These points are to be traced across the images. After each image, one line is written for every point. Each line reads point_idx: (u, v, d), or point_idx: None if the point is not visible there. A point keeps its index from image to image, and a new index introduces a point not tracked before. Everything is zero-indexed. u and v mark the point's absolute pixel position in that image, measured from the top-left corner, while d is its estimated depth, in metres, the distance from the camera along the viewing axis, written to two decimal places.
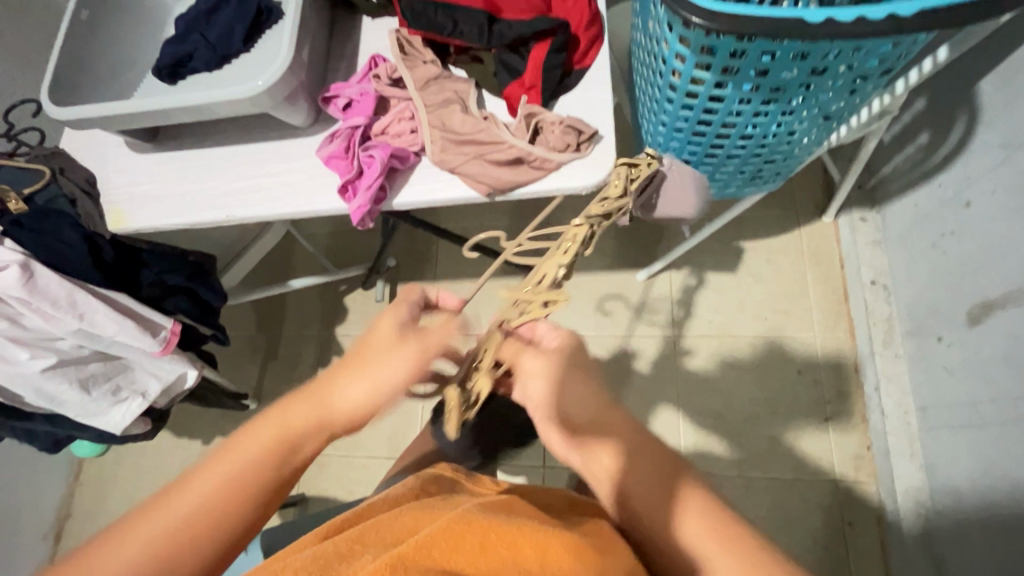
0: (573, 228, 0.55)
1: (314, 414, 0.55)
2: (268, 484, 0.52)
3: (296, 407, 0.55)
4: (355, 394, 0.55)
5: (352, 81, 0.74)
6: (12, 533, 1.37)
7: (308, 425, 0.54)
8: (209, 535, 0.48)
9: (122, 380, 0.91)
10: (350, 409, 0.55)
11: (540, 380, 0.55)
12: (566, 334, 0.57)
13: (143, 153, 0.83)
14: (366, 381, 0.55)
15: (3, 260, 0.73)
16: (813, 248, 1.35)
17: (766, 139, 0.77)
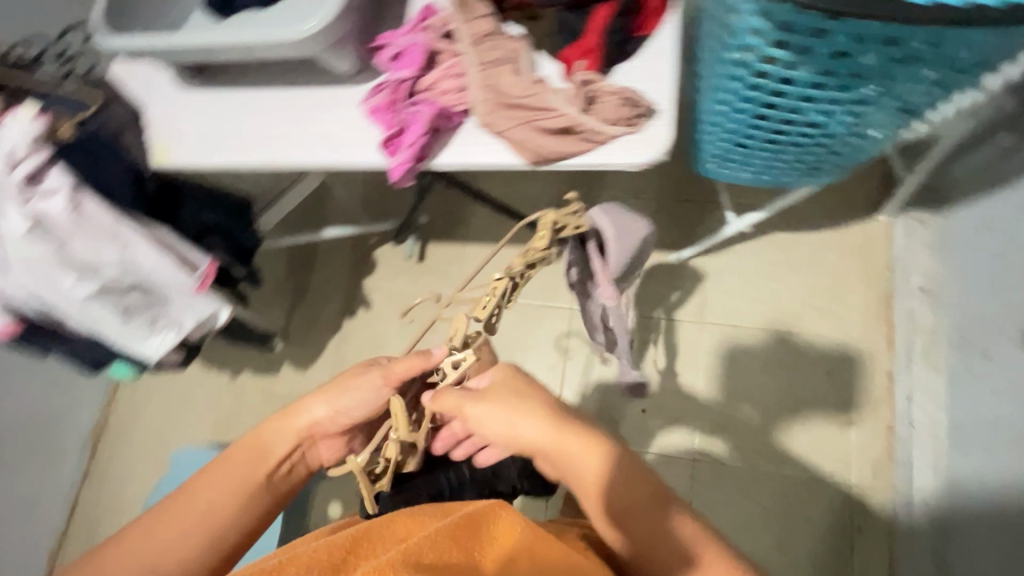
0: (493, 284, 0.59)
1: (288, 437, 0.62)
2: (250, 497, 0.58)
3: (272, 431, 0.62)
4: (321, 413, 0.63)
5: (404, 31, 0.71)
6: (51, 439, 1.47)
7: (283, 445, 0.62)
8: (199, 546, 0.54)
9: (159, 313, 0.93)
10: (319, 429, 0.63)
11: (507, 421, 0.59)
12: (498, 371, 0.62)
13: (187, 88, 0.82)
14: (331, 406, 0.63)
15: (53, 186, 0.74)
16: (860, 247, 1.30)
17: (834, 129, 0.72)
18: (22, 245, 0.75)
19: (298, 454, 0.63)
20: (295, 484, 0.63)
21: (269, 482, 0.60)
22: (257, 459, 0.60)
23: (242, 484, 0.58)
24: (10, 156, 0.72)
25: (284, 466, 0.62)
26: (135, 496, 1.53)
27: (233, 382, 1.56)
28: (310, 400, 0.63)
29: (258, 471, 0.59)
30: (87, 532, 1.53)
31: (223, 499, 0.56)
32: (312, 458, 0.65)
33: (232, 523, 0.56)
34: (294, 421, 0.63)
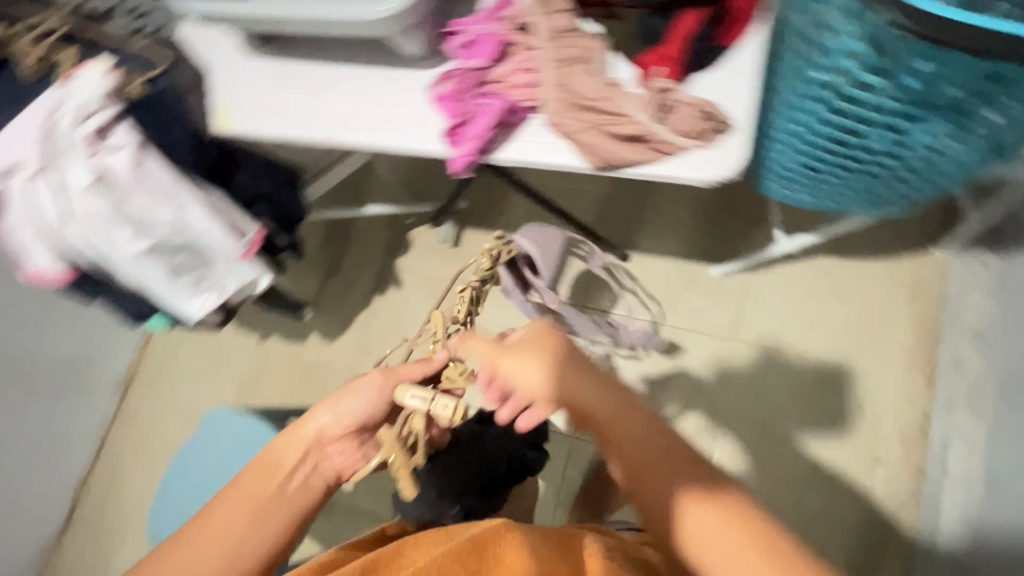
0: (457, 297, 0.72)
1: (297, 449, 0.62)
2: (265, 516, 0.58)
3: (282, 446, 0.62)
4: (327, 421, 0.63)
5: (477, 17, 0.69)
6: (87, 380, 1.53)
7: (293, 459, 0.61)
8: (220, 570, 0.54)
9: (204, 274, 0.94)
10: (329, 436, 0.63)
11: (539, 378, 0.61)
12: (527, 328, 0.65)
13: (253, 56, 0.82)
14: (338, 413, 0.63)
15: (118, 142, 0.76)
16: (911, 281, 1.25)
17: (917, 164, 0.69)
18: (83, 198, 0.77)
19: (310, 465, 0.62)
20: (312, 496, 0.61)
21: (281, 492, 0.59)
22: (268, 471, 0.60)
23: (254, 497, 0.58)
24: (79, 110, 0.74)
25: (297, 476, 0.61)
26: (161, 443, 1.59)
27: (262, 345, 1.60)
28: (316, 410, 0.64)
29: (268, 483, 0.59)
30: (112, 471, 1.59)
31: (239, 519, 0.57)
32: (328, 470, 0.63)
33: (247, 539, 0.56)
34: (300, 432, 0.63)
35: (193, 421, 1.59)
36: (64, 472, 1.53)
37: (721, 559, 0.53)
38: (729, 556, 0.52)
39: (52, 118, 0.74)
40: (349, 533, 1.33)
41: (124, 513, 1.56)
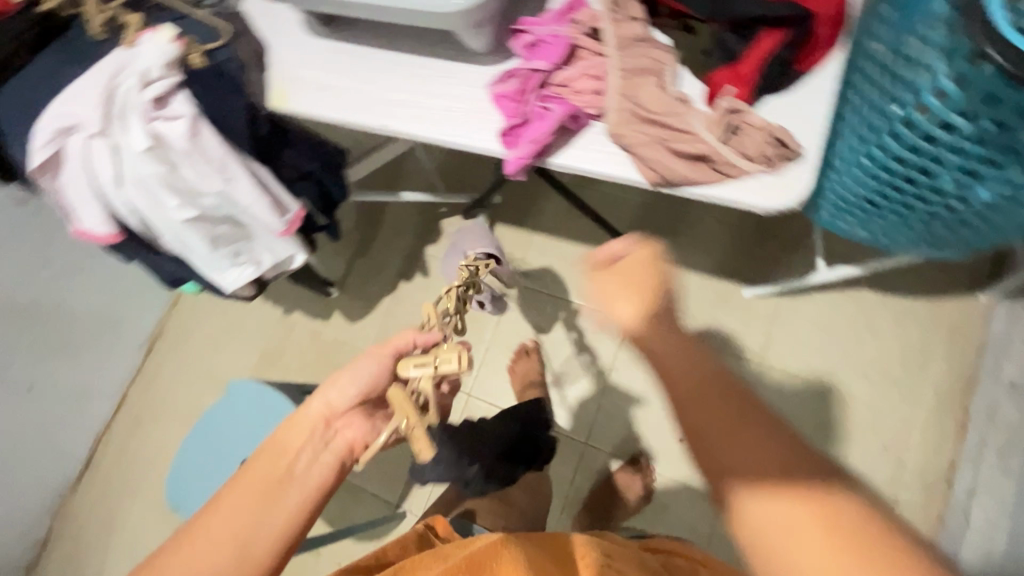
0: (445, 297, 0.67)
1: (309, 428, 0.59)
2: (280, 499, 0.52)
3: (291, 430, 0.58)
4: (333, 398, 0.62)
5: (546, 18, 0.68)
6: (115, 333, 1.57)
7: (305, 437, 0.58)
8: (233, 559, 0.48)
9: (243, 248, 0.96)
10: (342, 411, 0.61)
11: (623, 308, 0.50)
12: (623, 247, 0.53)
13: (314, 36, 0.82)
14: (352, 388, 0.62)
15: (176, 112, 0.77)
16: (951, 324, 1.21)
17: (985, 214, 0.65)
18: (139, 162, 0.78)
19: (322, 442, 0.58)
20: (326, 474, 0.56)
21: (292, 474, 0.54)
22: (276, 456, 0.55)
23: (263, 482, 0.52)
24: (144, 76, 0.75)
25: (305, 457, 0.56)
26: (178, 402, 1.62)
27: (285, 317, 1.62)
28: (322, 390, 0.62)
29: (277, 466, 0.54)
30: (131, 424, 1.64)
31: (250, 506, 0.51)
32: (341, 446, 0.58)
33: (261, 526, 0.50)
34: (306, 412, 0.60)
35: (212, 385, 1.62)
36: (85, 420, 1.58)
37: (786, 529, 0.39)
38: (794, 523, 0.39)
39: (114, 83, 0.75)
40: (354, 511, 1.35)
41: (138, 466, 1.60)
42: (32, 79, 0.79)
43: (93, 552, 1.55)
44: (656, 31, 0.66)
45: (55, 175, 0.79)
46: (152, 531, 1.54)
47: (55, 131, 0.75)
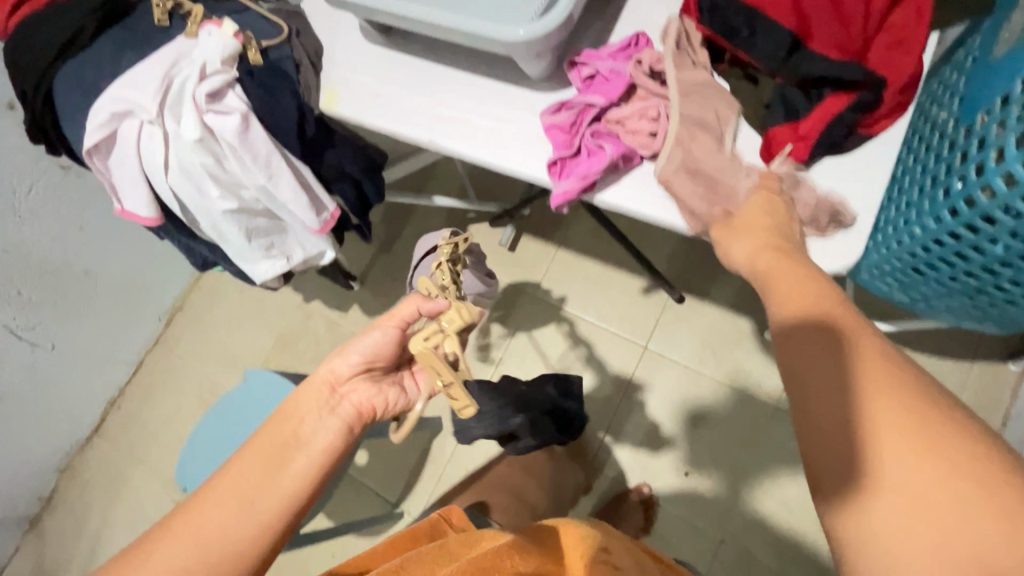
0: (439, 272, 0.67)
1: (314, 399, 0.62)
2: (283, 462, 0.57)
3: (299, 401, 0.62)
4: (342, 366, 0.64)
5: (607, 53, 0.68)
6: (138, 302, 1.59)
7: (309, 407, 0.61)
8: (239, 515, 0.53)
9: (277, 240, 0.96)
10: (344, 382, 0.64)
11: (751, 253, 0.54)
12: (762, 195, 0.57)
13: (372, 43, 0.82)
14: (356, 356, 0.64)
15: (230, 107, 0.78)
16: (976, 389, 1.19)
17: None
18: (187, 151, 0.79)
19: (330, 410, 0.62)
20: (330, 439, 0.60)
21: (298, 439, 0.59)
22: (284, 423, 0.60)
23: (270, 447, 0.57)
24: (202, 70, 0.77)
25: (311, 423, 0.60)
26: (192, 376, 1.65)
27: (305, 305, 1.63)
28: (329, 358, 0.64)
29: (284, 433, 0.59)
30: (143, 393, 1.66)
31: (257, 469, 0.55)
32: (348, 411, 0.62)
33: (268, 487, 0.55)
34: (312, 379, 0.63)
35: (226, 363, 1.64)
36: (100, 383, 1.61)
37: (889, 520, 0.38)
38: (895, 515, 0.38)
39: (171, 73, 0.77)
40: (354, 506, 1.36)
41: (146, 434, 1.63)
42: (92, 59, 0.80)
43: (93, 513, 1.58)
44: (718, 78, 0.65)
45: (106, 156, 0.81)
46: (152, 500, 1.56)
47: (111, 114, 0.77)
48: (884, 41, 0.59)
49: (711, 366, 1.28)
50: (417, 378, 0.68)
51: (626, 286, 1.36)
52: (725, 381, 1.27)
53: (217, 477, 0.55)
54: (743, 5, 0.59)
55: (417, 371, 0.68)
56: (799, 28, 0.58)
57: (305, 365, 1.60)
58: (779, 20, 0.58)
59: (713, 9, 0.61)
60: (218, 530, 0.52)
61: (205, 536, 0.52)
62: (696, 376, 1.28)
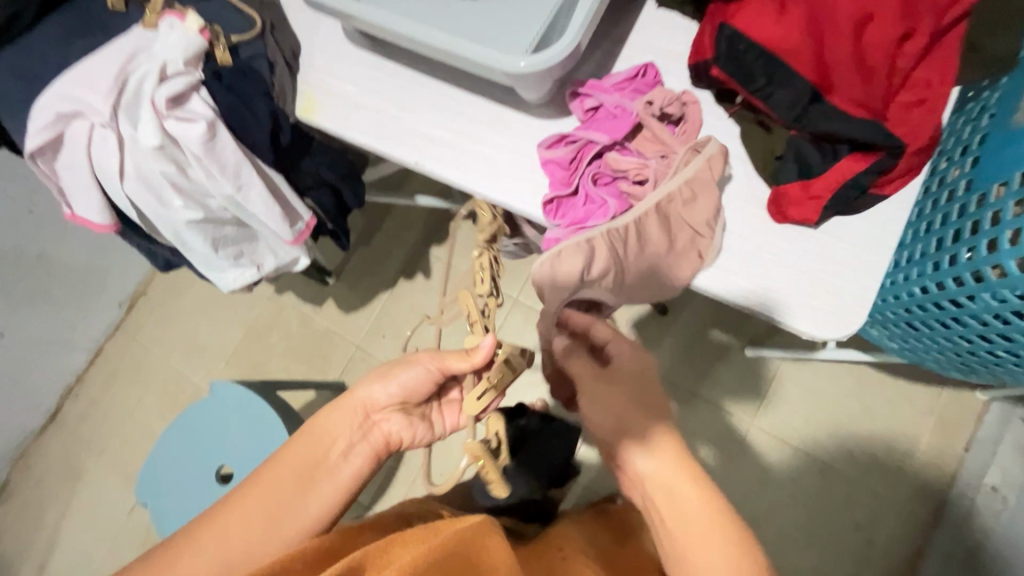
0: (479, 258, 0.57)
1: (348, 419, 0.58)
2: (307, 485, 0.54)
3: (332, 418, 0.58)
4: (378, 394, 0.59)
5: (611, 84, 0.64)
6: (94, 288, 1.48)
7: (342, 428, 0.58)
8: (259, 536, 0.51)
9: (246, 249, 0.88)
10: (376, 408, 0.59)
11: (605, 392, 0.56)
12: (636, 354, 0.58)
13: (356, 46, 0.74)
14: (394, 388, 0.59)
15: (195, 113, 0.70)
16: (944, 416, 1.17)
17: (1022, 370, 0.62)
18: (145, 158, 0.72)
19: (360, 436, 0.58)
20: (360, 469, 0.57)
21: (328, 462, 0.56)
22: (316, 441, 0.57)
23: (302, 466, 0.55)
24: (161, 71, 0.69)
25: (342, 447, 0.57)
26: (155, 365, 1.56)
27: (277, 296, 1.52)
28: (367, 380, 0.60)
29: (318, 449, 0.56)
30: (103, 380, 1.57)
31: (284, 490, 0.54)
32: (377, 440, 0.59)
33: (295, 508, 0.53)
34: (349, 401, 0.58)
35: (190, 354, 1.54)
36: (55, 370, 1.51)
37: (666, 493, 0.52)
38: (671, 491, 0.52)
39: (126, 69, 0.69)
40: None
41: (106, 425, 1.54)
42: (36, 49, 0.71)
43: (49, 506, 1.51)
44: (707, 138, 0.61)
45: (53, 159, 0.72)
46: (111, 495, 1.49)
47: (57, 114, 0.68)
48: (906, 99, 0.55)
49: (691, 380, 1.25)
50: (445, 414, 0.64)
51: None
52: (701, 393, 1.25)
53: (250, 484, 0.54)
54: (764, 50, 0.54)
55: (445, 406, 0.64)
56: (819, 80, 0.54)
57: (272, 360, 1.50)
58: (800, 70, 0.54)
59: (730, 53, 0.55)
60: (242, 544, 0.50)
61: (229, 550, 0.50)
62: (675, 389, 1.26)
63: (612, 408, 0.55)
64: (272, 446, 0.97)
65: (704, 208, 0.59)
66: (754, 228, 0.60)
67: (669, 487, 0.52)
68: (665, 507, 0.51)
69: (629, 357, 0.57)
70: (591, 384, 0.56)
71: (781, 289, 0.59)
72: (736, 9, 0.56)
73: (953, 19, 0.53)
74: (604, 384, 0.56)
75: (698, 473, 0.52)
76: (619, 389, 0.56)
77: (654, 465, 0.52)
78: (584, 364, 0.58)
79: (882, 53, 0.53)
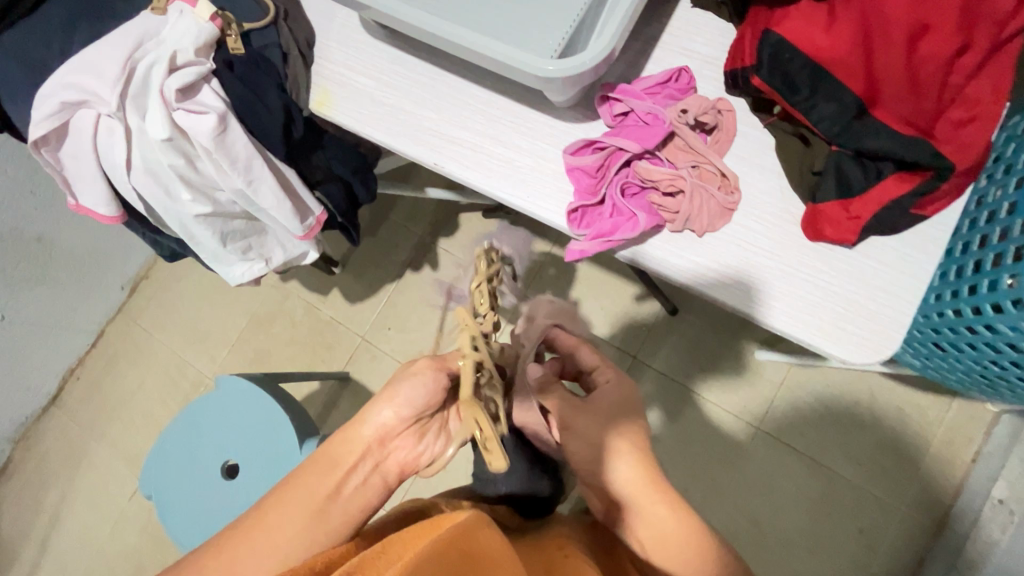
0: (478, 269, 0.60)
1: (358, 447, 0.56)
2: (316, 517, 0.52)
3: (342, 446, 0.56)
4: (389, 417, 0.56)
5: (642, 88, 0.62)
6: (97, 271, 1.46)
7: (353, 456, 0.56)
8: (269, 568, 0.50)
9: (254, 243, 0.85)
10: (386, 434, 0.57)
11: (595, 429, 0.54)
12: (626, 387, 0.57)
13: (374, 38, 0.71)
14: (401, 408, 0.56)
15: (207, 105, 0.67)
16: (952, 427, 1.13)
17: None
18: (153, 150, 0.69)
19: (373, 465, 0.56)
20: (370, 497, 0.56)
21: (339, 492, 0.54)
22: (326, 471, 0.55)
23: (311, 500, 0.53)
24: (171, 60, 0.66)
25: (355, 477, 0.55)
26: (156, 349, 1.54)
27: (282, 284, 1.49)
28: (371, 407, 0.56)
29: (327, 481, 0.54)
30: (106, 363, 1.56)
31: (292, 521, 0.52)
32: (391, 468, 0.57)
33: (305, 539, 0.51)
34: (359, 432, 0.56)
35: (192, 340, 1.52)
36: (56, 353, 1.50)
37: (664, 544, 0.50)
38: (669, 539, 0.50)
39: (134, 56, 0.66)
40: None
41: (107, 409, 1.53)
42: (34, 33, 0.69)
43: (50, 488, 1.51)
44: (731, 161, 0.60)
45: (56, 148, 0.70)
46: (110, 479, 1.48)
47: (62, 104, 0.66)
48: (954, 116, 0.53)
49: (698, 382, 1.23)
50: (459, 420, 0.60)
51: (618, 294, 1.27)
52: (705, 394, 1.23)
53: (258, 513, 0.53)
54: (809, 61, 0.53)
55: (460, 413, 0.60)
56: (866, 94, 0.53)
57: (273, 349, 1.48)
58: (848, 84, 0.53)
59: (773, 62, 0.54)
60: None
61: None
62: (683, 392, 1.23)
63: (589, 438, 0.54)
64: (277, 440, 0.96)
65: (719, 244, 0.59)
66: (787, 244, 0.58)
67: (639, 512, 0.51)
68: (644, 528, 0.50)
69: (611, 386, 0.57)
70: (567, 416, 0.55)
71: (809, 310, 0.57)
72: (781, 17, 0.54)
73: (1010, 33, 0.51)
74: (583, 414, 0.55)
75: (673, 498, 0.51)
76: (593, 419, 0.54)
77: (628, 491, 0.52)
78: (565, 394, 0.56)
79: (934, 68, 0.51)
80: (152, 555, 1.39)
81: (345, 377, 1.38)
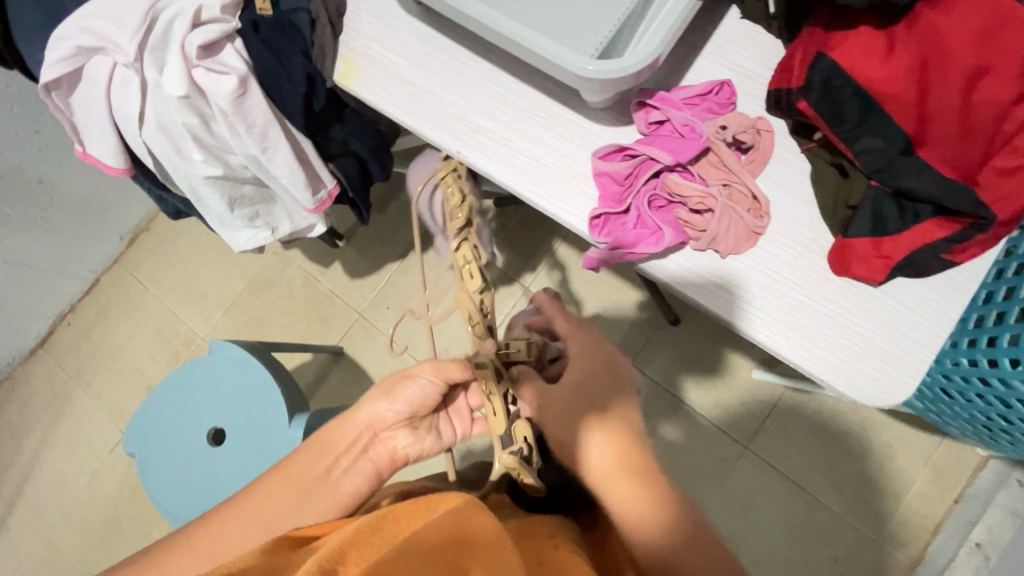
0: (457, 253, 0.54)
1: (354, 436, 0.55)
2: (301, 498, 0.52)
3: (338, 437, 0.55)
4: (386, 411, 0.55)
5: (681, 98, 0.60)
6: (96, 220, 1.43)
7: (346, 446, 0.55)
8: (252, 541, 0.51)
9: (263, 210, 0.82)
10: (378, 425, 0.55)
11: (564, 409, 0.50)
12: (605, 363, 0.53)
13: (407, 13, 0.68)
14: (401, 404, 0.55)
15: (228, 66, 0.65)
16: (939, 465, 1.12)
17: None
18: (168, 106, 0.67)
19: (361, 451, 0.55)
20: (361, 483, 0.54)
21: (328, 476, 0.53)
22: (320, 454, 0.54)
23: (303, 480, 0.53)
24: (195, 15, 0.63)
25: (344, 463, 0.54)
26: (149, 302, 1.52)
27: (283, 252, 1.47)
28: (371, 398, 0.56)
29: (317, 465, 0.54)
30: (97, 313, 1.54)
31: (279, 502, 0.53)
32: (382, 457, 0.55)
33: (293, 517, 0.52)
34: (353, 419, 0.55)
35: (188, 298, 1.50)
36: (49, 297, 1.48)
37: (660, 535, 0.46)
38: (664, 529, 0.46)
39: (157, 6, 0.64)
40: None
41: (95, 358, 1.52)
42: None
43: (30, 432, 1.50)
44: (763, 183, 0.58)
45: (67, 94, 0.67)
46: (92, 429, 1.47)
47: (77, 48, 0.63)
48: (1002, 163, 0.51)
49: (692, 393, 1.22)
50: (455, 419, 0.59)
51: (624, 298, 1.26)
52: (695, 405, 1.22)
53: (254, 489, 0.54)
54: (860, 90, 0.53)
55: (454, 414, 0.59)
56: (914, 132, 0.52)
57: (268, 315, 1.46)
58: (898, 120, 0.52)
59: (823, 87, 0.53)
60: (236, 549, 0.51)
61: (222, 551, 0.51)
62: (676, 401, 1.22)
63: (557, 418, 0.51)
64: (265, 411, 0.95)
65: (748, 264, 0.57)
66: (809, 276, 0.57)
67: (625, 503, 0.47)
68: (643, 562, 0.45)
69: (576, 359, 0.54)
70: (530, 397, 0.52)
71: (815, 337, 0.56)
72: (836, 42, 0.54)
73: None
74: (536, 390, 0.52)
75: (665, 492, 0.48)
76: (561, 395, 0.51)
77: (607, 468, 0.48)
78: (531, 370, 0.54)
79: (988, 112, 0.50)
80: (128, 508, 1.39)
81: (339, 351, 1.37)
